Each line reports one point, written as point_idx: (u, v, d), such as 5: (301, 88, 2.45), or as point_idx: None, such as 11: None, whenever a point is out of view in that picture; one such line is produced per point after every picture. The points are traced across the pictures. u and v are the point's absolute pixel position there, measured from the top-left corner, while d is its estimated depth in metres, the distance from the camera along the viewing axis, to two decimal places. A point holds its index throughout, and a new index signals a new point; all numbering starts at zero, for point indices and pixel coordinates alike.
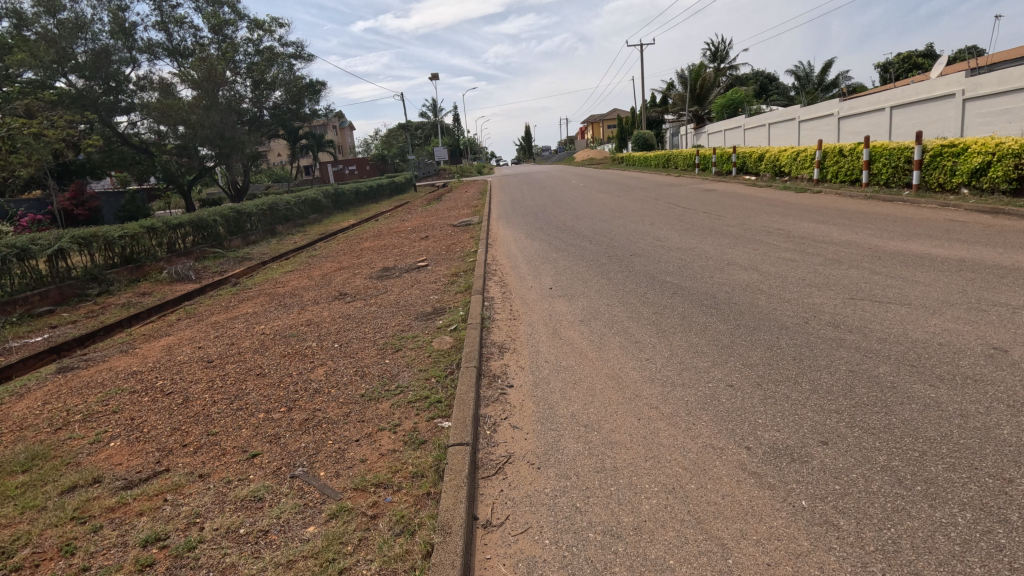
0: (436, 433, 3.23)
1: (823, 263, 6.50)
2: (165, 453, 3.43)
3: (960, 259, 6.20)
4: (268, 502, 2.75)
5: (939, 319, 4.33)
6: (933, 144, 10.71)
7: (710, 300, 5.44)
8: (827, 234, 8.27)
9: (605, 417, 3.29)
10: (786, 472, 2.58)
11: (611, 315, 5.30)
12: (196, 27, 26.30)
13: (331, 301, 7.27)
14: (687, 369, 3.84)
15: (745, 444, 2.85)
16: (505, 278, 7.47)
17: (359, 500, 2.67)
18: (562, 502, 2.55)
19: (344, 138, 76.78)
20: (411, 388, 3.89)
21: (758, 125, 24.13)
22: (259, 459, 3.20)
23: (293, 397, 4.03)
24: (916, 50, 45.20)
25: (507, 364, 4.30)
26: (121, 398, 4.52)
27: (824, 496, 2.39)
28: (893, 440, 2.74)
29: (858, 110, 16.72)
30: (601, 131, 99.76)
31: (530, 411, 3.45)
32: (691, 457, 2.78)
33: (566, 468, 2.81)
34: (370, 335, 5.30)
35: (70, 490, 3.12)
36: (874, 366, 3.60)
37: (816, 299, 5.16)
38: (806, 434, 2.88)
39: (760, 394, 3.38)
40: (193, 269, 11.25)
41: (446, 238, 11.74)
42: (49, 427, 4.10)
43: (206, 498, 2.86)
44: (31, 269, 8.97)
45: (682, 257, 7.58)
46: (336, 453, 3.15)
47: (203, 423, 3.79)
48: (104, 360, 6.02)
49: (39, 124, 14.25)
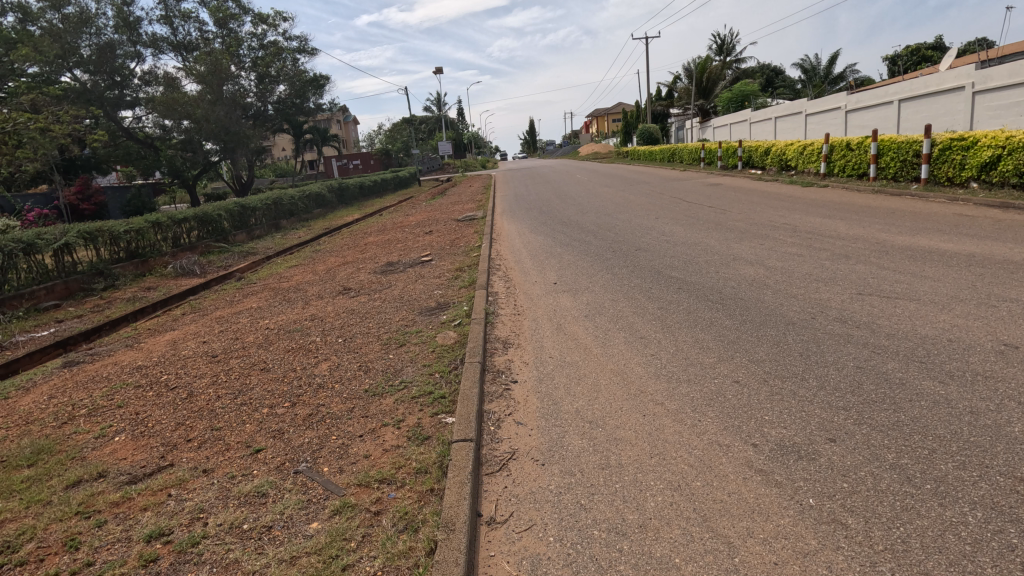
0: (439, 429, 3.22)
1: (830, 258, 6.44)
2: (170, 448, 3.43)
3: (969, 254, 6.13)
4: (272, 498, 2.74)
5: (949, 315, 4.28)
6: (943, 138, 10.58)
7: (716, 295, 5.41)
8: (834, 229, 8.19)
9: (609, 414, 3.26)
10: (793, 469, 2.55)
11: (616, 310, 5.26)
12: (201, 21, 26.27)
13: (334, 296, 7.27)
14: (692, 365, 3.81)
15: (751, 441, 2.82)
16: (510, 273, 7.45)
17: (362, 497, 2.66)
18: (565, 499, 2.53)
19: (348, 133, 76.44)
20: (414, 384, 3.87)
21: (764, 119, 23.98)
22: (262, 455, 3.20)
23: (297, 392, 4.02)
24: (925, 42, 44.79)
25: (512, 359, 4.28)
26: (126, 393, 4.53)
27: (832, 494, 2.36)
28: (902, 438, 2.71)
29: (866, 103, 16.59)
30: (604, 128, 98.85)
31: (533, 407, 3.43)
32: (697, 454, 2.75)
33: (571, 465, 2.78)
34: (374, 330, 5.30)
35: (74, 485, 3.12)
36: (883, 363, 3.55)
37: (823, 294, 5.11)
38: (814, 431, 2.85)
39: (766, 391, 3.35)
40: (197, 263, 11.26)
41: (449, 233, 11.70)
42: (54, 422, 4.11)
43: (210, 493, 2.86)
44: (37, 264, 8.98)
45: (688, 252, 7.53)
46: (339, 449, 3.15)
47: (207, 419, 3.78)
48: (109, 355, 6.03)
49: (46, 119, 14.30)
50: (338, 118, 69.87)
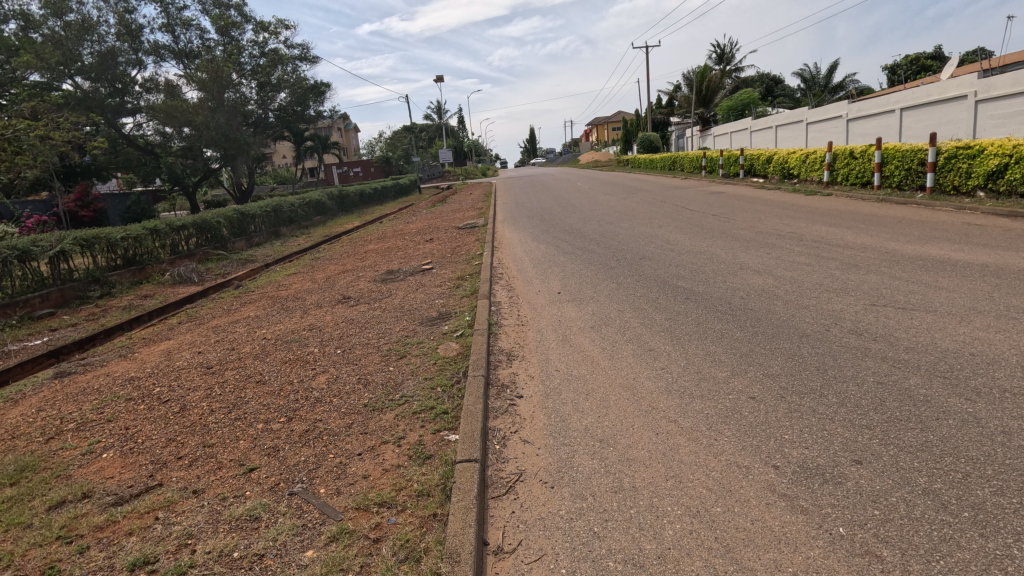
0: (443, 447, 3.07)
1: (840, 268, 6.30)
2: (159, 466, 3.27)
3: (982, 264, 6.00)
4: (265, 522, 2.59)
5: (968, 328, 4.14)
6: (949, 146, 10.47)
7: (725, 306, 5.27)
8: (841, 237, 8.08)
9: (620, 432, 3.11)
10: (819, 494, 2.40)
11: (623, 322, 5.11)
12: (202, 29, 26.24)
13: (334, 305, 7.13)
14: (705, 380, 3.65)
15: (772, 463, 2.67)
16: (512, 282, 7.32)
17: (361, 522, 2.51)
18: (578, 526, 2.37)
19: (347, 141, 76.78)
20: (416, 398, 3.72)
21: (765, 128, 23.95)
22: (256, 474, 3.04)
23: (294, 406, 3.87)
24: (925, 52, 44.97)
25: (517, 372, 4.12)
26: (117, 406, 4.37)
27: (863, 522, 2.22)
28: (933, 460, 2.55)
29: (867, 112, 16.56)
30: (604, 137, 99.18)
31: (540, 424, 3.28)
32: (715, 477, 2.60)
33: (582, 488, 2.63)
34: (374, 341, 5.16)
35: (58, 505, 2.97)
36: (904, 379, 3.40)
37: (835, 305, 4.98)
38: (838, 452, 2.70)
39: (784, 407, 3.20)
40: (196, 271, 11.14)
41: (450, 241, 11.57)
42: (41, 437, 3.95)
43: (200, 517, 2.69)
44: (32, 271, 8.88)
45: (694, 261, 7.40)
46: (337, 468, 2.99)
47: (199, 434, 3.63)
48: (102, 365, 5.88)
49: (46, 127, 14.24)
50: (339, 125, 70.84)
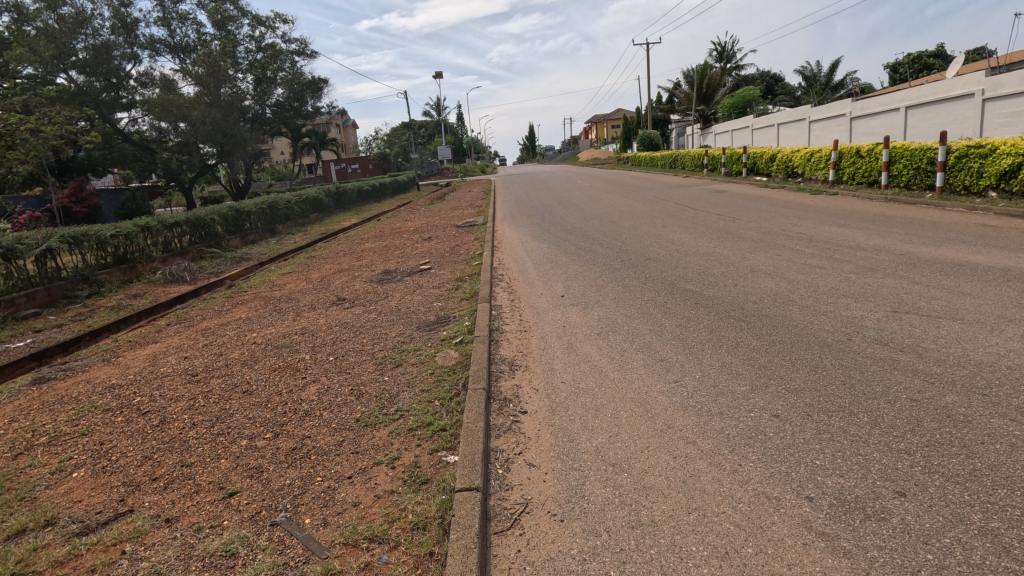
0: (440, 470, 2.82)
1: (855, 271, 6.04)
2: (132, 489, 3.01)
3: (1003, 268, 5.75)
4: (242, 560, 2.32)
5: (1001, 338, 3.88)
6: (959, 145, 10.21)
7: (738, 312, 4.99)
8: (853, 238, 7.82)
9: (635, 455, 2.84)
10: (862, 533, 2.15)
11: (631, 328, 4.85)
12: (199, 24, 25.91)
13: (328, 307, 6.84)
14: (723, 396, 3.38)
15: (805, 494, 2.41)
16: (514, 284, 7.03)
17: (349, 560, 2.25)
18: (592, 569, 2.11)
19: (344, 138, 76.45)
20: (412, 413, 3.46)
21: (766, 126, 23.67)
22: (236, 499, 2.78)
23: (280, 421, 3.60)
24: (926, 52, 44.81)
25: (520, 385, 3.85)
26: (93, 417, 4.10)
27: (915, 569, 1.96)
28: (984, 493, 2.30)
29: (872, 110, 16.26)
30: (604, 135, 99.11)
31: (546, 445, 3.02)
32: (744, 510, 2.34)
33: (595, 522, 2.37)
34: (367, 347, 4.88)
35: (17, 535, 2.70)
36: (939, 397, 3.13)
37: (855, 312, 4.72)
38: (877, 482, 2.44)
39: (812, 428, 2.93)
40: (188, 269, 10.83)
41: (449, 240, 11.25)
42: (9, 452, 3.68)
43: (171, 551, 2.43)
44: (17, 270, 8.61)
45: (702, 262, 7.13)
46: (324, 494, 2.72)
47: (179, 451, 3.36)
48: (83, 370, 5.60)
49: (38, 121, 13.92)
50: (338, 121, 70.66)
